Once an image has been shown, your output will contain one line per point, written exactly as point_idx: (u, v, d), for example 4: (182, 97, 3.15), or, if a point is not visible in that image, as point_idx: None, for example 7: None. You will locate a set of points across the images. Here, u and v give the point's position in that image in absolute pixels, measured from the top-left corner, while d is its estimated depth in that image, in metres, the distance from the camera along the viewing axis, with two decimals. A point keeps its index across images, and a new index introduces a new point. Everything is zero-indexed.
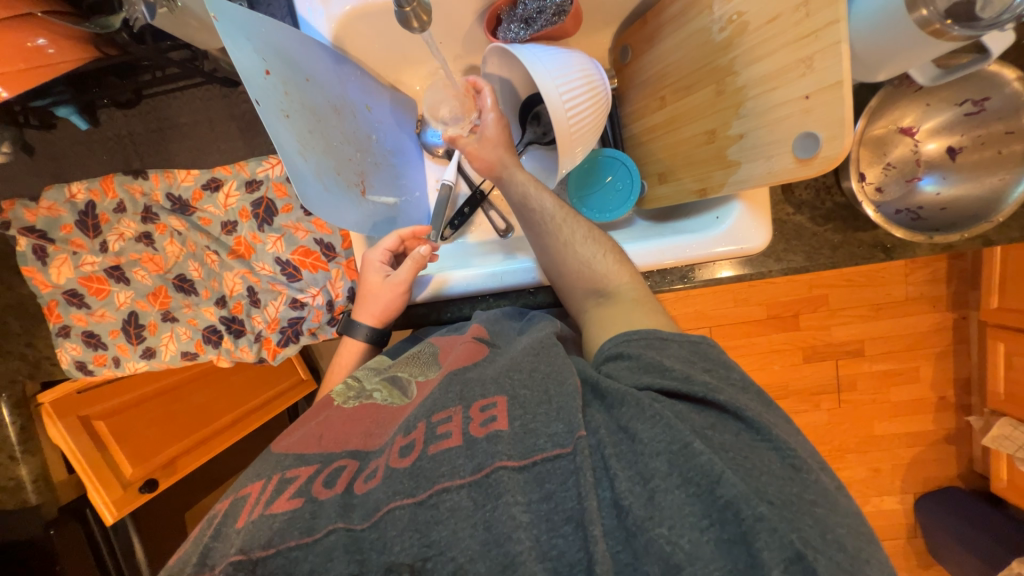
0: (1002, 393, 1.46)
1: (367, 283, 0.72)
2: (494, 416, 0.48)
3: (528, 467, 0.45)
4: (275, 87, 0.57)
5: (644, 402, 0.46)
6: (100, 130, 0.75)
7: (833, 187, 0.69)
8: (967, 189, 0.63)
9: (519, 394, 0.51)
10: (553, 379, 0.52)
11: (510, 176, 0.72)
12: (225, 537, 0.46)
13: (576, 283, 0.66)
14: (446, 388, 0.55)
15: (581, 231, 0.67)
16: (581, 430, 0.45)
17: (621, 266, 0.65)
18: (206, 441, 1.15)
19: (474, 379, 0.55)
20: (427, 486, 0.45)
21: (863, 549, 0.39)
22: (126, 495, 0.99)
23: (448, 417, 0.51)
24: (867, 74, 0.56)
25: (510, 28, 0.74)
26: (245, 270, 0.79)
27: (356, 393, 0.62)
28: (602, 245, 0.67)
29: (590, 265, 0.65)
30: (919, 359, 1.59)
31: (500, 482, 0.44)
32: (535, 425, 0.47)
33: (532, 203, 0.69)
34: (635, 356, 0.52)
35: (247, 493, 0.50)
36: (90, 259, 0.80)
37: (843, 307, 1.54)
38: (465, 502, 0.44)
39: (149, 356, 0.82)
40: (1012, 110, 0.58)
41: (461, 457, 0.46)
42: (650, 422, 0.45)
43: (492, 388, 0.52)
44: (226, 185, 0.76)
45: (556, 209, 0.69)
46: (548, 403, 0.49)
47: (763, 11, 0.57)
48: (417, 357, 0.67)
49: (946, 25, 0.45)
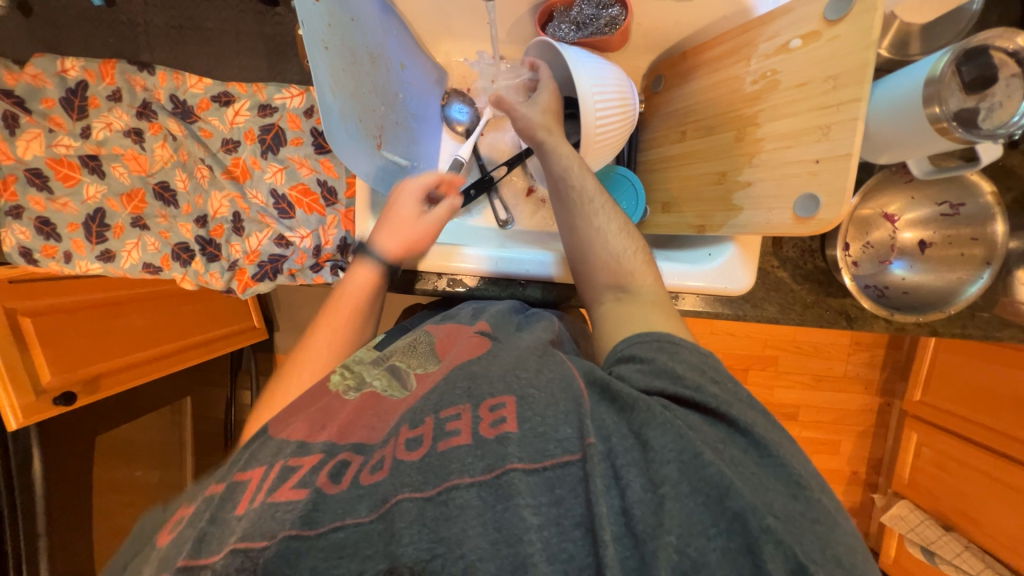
0: (906, 478, 1.61)
1: (398, 201, 0.69)
2: (502, 418, 0.45)
3: (538, 471, 0.42)
4: (322, 17, 0.56)
5: (656, 409, 0.44)
6: (115, 12, 0.72)
7: (817, 251, 0.74)
8: (928, 279, 0.69)
9: (528, 395, 0.47)
10: (557, 383, 0.48)
11: (554, 146, 0.66)
12: (222, 522, 0.43)
13: (600, 272, 0.61)
14: (452, 382, 0.50)
15: (616, 223, 0.63)
16: (591, 437, 0.42)
17: (648, 267, 0.61)
18: (135, 366, 1.09)
19: (481, 374, 0.50)
20: (436, 481, 0.42)
21: (858, 565, 0.38)
22: (38, 402, 0.90)
23: (457, 414, 0.46)
24: (869, 154, 0.61)
25: (559, 28, 0.75)
26: (235, 194, 0.75)
27: (356, 384, 0.57)
28: (633, 241, 0.63)
29: (620, 258, 0.61)
30: (844, 433, 1.71)
31: (511, 485, 0.41)
32: (544, 429, 0.44)
33: (572, 179, 0.64)
34: (650, 358, 0.49)
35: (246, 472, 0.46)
36: (67, 142, 0.73)
37: (790, 370, 1.64)
38: (474, 501, 0.41)
39: (105, 259, 0.75)
40: (982, 219, 0.64)
41: (470, 456, 0.43)
42: (662, 429, 0.42)
43: (501, 386, 0.48)
44: (238, 103, 0.72)
45: (596, 192, 0.64)
46: (555, 404, 0.46)
47: (794, 76, 0.61)
48: (414, 347, 0.63)
49: (952, 124, 0.49)
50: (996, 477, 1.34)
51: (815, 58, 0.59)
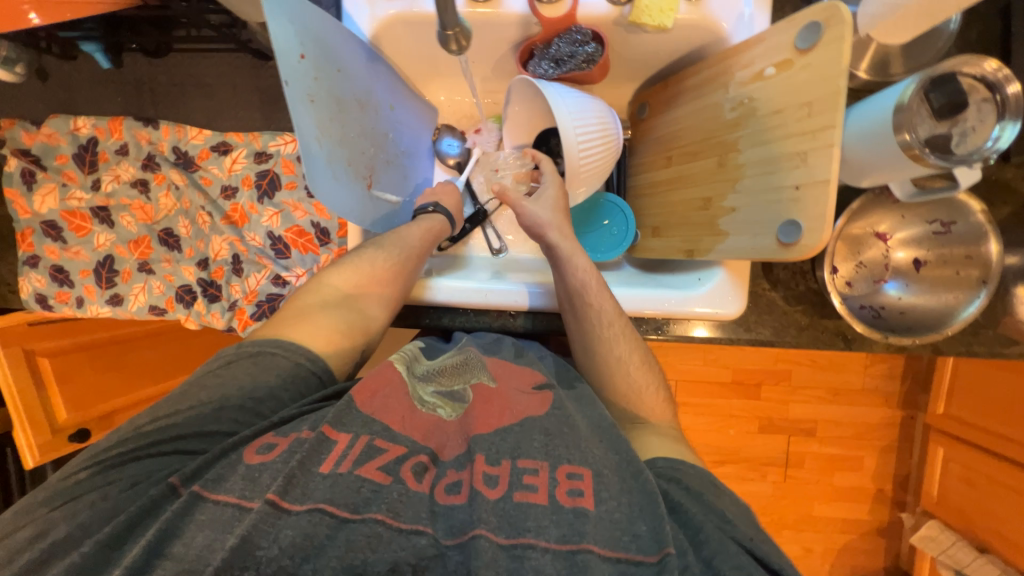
0: (935, 496, 1.53)
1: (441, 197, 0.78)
2: (580, 491, 0.48)
3: (613, 559, 0.44)
4: (307, 72, 0.59)
5: (728, 543, 0.46)
6: (122, 72, 0.76)
7: (808, 273, 0.73)
8: (925, 300, 0.67)
9: (603, 472, 0.50)
10: (629, 470, 0.51)
11: (571, 261, 0.68)
12: (307, 474, 0.45)
13: (619, 403, 0.65)
14: (528, 430, 0.53)
15: (636, 355, 0.66)
16: (669, 546, 0.44)
17: (666, 404, 0.65)
18: (147, 400, 1.13)
19: (567, 433, 0.53)
20: (512, 533, 0.44)
21: None
22: (54, 440, 0.96)
23: (534, 468, 0.50)
24: (852, 178, 0.61)
25: (540, 65, 0.78)
26: (234, 237, 0.79)
27: (412, 382, 0.58)
28: (652, 374, 0.66)
29: (638, 393, 0.64)
30: (866, 449, 1.64)
31: (585, 562, 0.43)
32: (617, 516, 0.47)
33: (591, 299, 0.66)
34: (710, 491, 0.51)
35: (272, 443, 0.49)
36: (78, 195, 0.78)
37: (803, 385, 1.60)
38: (548, 565, 0.43)
39: (115, 303, 0.79)
40: (974, 237, 0.63)
41: (546, 518, 0.46)
42: (732, 564, 0.45)
43: (579, 454, 0.51)
44: (235, 151, 0.76)
45: (615, 315, 0.66)
46: (628, 496, 0.49)
47: (771, 103, 0.62)
48: (465, 364, 0.63)
49: (924, 152, 0.49)
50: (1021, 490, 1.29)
51: (789, 85, 0.60)
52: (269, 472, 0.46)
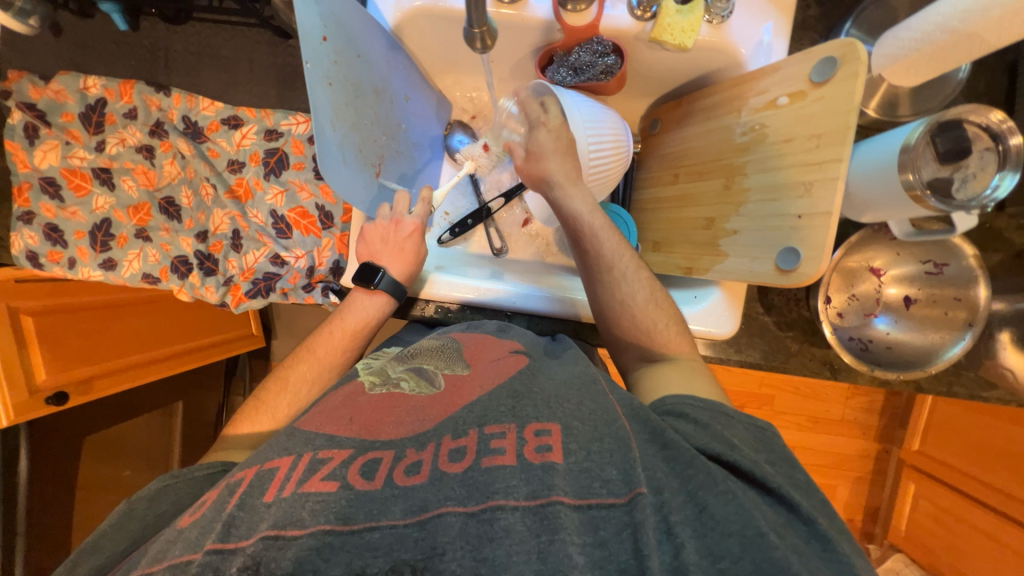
0: (903, 530, 1.58)
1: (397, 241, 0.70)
2: (548, 446, 0.44)
3: (584, 508, 0.41)
4: (328, 54, 0.59)
5: (717, 474, 0.43)
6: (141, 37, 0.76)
7: (802, 301, 0.74)
8: (911, 336, 0.69)
9: (572, 424, 0.47)
10: (601, 416, 0.48)
11: (568, 199, 0.67)
12: (250, 509, 0.41)
13: (630, 345, 0.64)
14: (495, 397, 0.50)
15: (643, 293, 0.64)
16: (641, 486, 0.41)
17: (682, 337, 0.63)
18: (129, 369, 1.10)
19: (526, 395, 0.50)
20: (481, 498, 0.40)
21: None
22: (30, 400, 0.91)
23: (502, 432, 0.46)
24: (853, 212, 0.63)
25: (558, 72, 0.78)
26: (236, 212, 0.79)
27: (383, 380, 0.57)
28: (665, 310, 0.64)
29: (649, 332, 0.63)
30: (840, 479, 1.66)
31: (558, 517, 0.39)
32: (590, 465, 0.43)
33: (588, 242, 0.66)
34: (703, 422, 0.50)
35: (203, 500, 0.46)
36: (81, 154, 0.77)
37: (785, 411, 1.62)
38: (518, 527, 0.39)
39: (108, 267, 0.78)
40: (964, 280, 0.65)
41: (515, 478, 0.42)
42: (722, 497, 0.42)
43: (546, 413, 0.48)
44: (246, 126, 0.77)
45: (613, 253, 0.65)
46: (600, 439, 0.45)
47: (781, 131, 0.63)
48: (441, 351, 0.62)
49: (926, 193, 0.50)
50: (996, 537, 1.30)
51: (801, 116, 0.61)
52: (198, 524, 0.42)
